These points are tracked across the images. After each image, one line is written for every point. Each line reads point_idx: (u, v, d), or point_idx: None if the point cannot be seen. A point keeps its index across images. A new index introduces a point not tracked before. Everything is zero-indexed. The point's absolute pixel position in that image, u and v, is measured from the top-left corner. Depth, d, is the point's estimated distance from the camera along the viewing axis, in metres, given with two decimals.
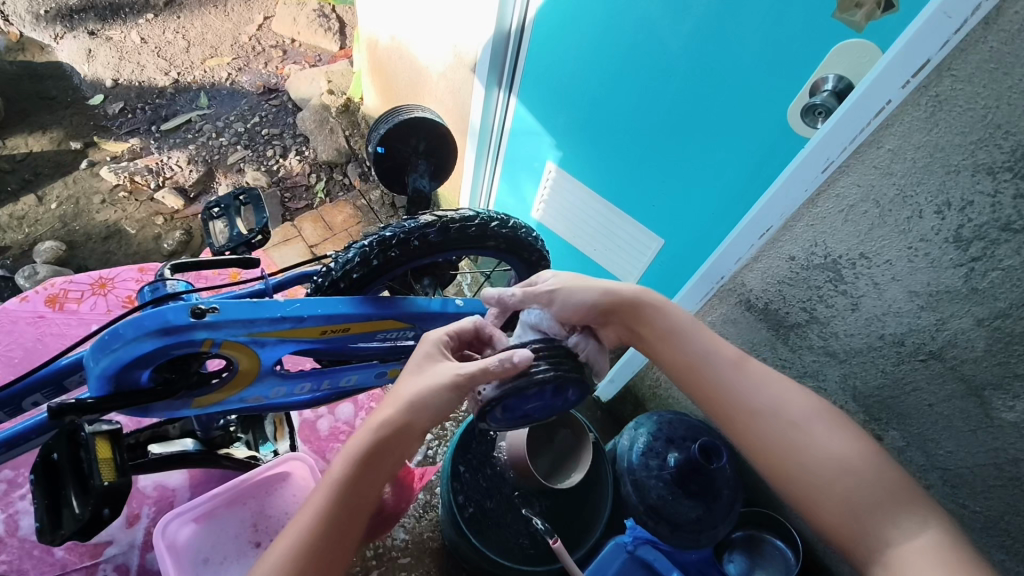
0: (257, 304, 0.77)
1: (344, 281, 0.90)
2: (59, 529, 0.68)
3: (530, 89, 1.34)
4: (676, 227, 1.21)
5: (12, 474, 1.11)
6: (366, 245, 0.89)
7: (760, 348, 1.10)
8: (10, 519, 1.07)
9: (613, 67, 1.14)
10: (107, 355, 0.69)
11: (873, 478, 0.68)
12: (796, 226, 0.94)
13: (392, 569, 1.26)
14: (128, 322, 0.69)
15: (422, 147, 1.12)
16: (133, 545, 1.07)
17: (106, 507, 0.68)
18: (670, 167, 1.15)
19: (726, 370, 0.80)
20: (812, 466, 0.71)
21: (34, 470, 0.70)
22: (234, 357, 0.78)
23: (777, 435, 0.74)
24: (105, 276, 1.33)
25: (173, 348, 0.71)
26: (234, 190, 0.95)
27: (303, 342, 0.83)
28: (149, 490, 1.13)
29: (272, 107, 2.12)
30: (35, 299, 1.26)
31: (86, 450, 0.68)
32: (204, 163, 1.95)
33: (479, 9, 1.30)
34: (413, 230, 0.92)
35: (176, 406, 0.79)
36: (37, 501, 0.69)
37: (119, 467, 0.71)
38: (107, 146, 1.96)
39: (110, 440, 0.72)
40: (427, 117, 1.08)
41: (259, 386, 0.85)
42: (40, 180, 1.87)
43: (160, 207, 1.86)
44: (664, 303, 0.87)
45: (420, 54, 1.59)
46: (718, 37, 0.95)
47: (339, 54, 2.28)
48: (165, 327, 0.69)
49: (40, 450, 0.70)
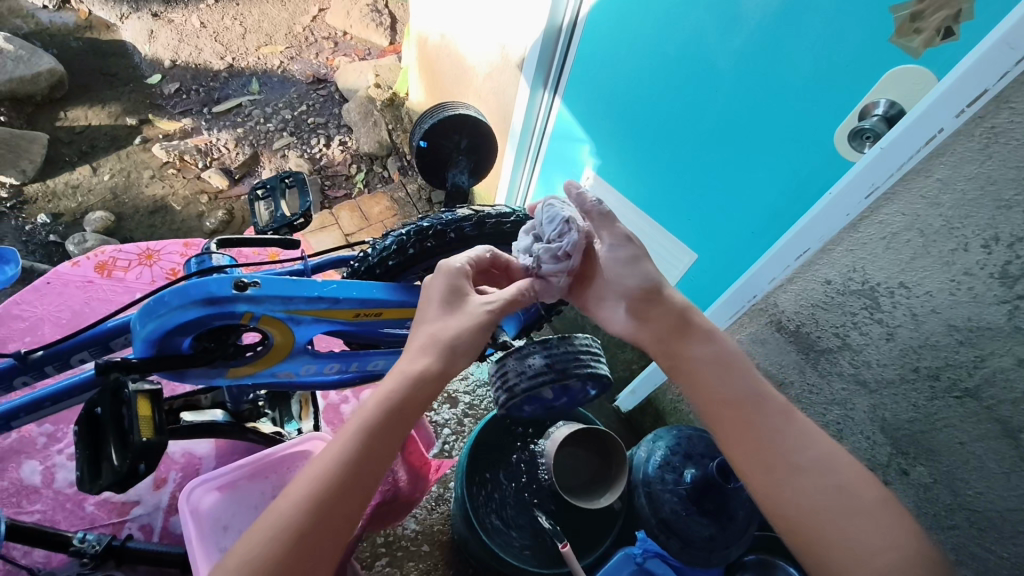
0: (296, 283, 0.79)
1: (380, 268, 0.92)
2: (98, 480, 0.72)
3: (585, 100, 1.36)
4: (709, 243, 1.21)
5: (52, 428, 1.16)
6: (403, 234, 0.92)
7: (789, 372, 1.09)
8: (46, 471, 1.12)
9: (663, 77, 1.15)
10: (154, 321, 0.72)
11: (913, 551, 0.65)
12: (835, 250, 0.93)
13: (402, 557, 1.28)
14: (175, 291, 0.71)
15: (465, 145, 1.13)
16: (158, 508, 1.11)
17: (143, 463, 0.71)
18: (712, 184, 1.14)
19: (776, 416, 0.75)
20: (869, 527, 0.66)
21: (79, 422, 0.74)
22: (270, 333, 0.80)
23: (823, 495, 0.69)
24: (151, 248, 1.37)
25: (215, 319, 0.74)
26: (280, 173, 0.98)
27: (336, 324, 0.85)
28: (177, 456, 1.17)
29: (320, 96, 2.17)
30: (87, 265, 1.32)
31: (128, 407, 0.71)
32: (250, 147, 2.01)
33: (529, 10, 1.34)
34: (451, 223, 0.94)
35: (210, 376, 0.81)
36: (80, 452, 0.73)
37: (158, 426, 0.73)
38: (160, 124, 2.03)
39: (150, 399, 0.74)
40: (472, 114, 1.09)
41: (292, 363, 0.87)
42: (96, 152, 1.95)
43: (205, 186, 1.92)
44: (715, 332, 0.84)
45: (467, 51, 1.61)
46: (768, 55, 0.95)
47: (388, 49, 2.33)
48: (209, 298, 0.72)
49: (85, 404, 0.74)
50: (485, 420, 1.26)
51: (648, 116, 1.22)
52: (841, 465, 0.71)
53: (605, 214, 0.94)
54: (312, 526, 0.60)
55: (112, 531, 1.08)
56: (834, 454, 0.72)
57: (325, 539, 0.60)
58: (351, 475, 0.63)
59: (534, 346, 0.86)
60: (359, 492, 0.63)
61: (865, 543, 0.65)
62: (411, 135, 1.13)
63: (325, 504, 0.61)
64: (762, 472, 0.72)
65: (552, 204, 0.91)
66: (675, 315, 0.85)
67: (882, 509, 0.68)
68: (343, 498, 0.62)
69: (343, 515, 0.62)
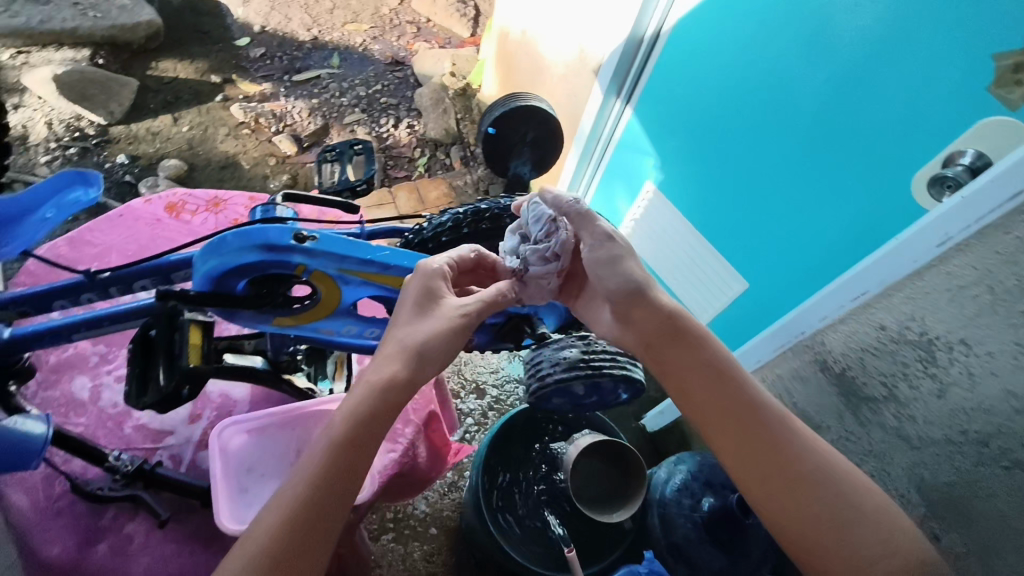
0: (352, 243, 0.81)
1: (433, 243, 0.93)
2: (143, 397, 0.77)
3: (660, 113, 1.37)
4: (764, 273, 1.19)
5: (105, 350, 1.22)
6: (460, 213, 0.94)
7: (828, 415, 1.06)
8: (93, 389, 1.17)
9: (741, 98, 1.14)
10: (216, 258, 0.75)
11: (917, 560, 0.63)
12: (894, 296, 0.91)
13: (406, 535, 1.41)
14: (238, 232, 0.74)
15: (532, 137, 1.13)
16: (189, 441, 1.16)
17: (186, 388, 0.76)
18: (775, 212, 1.12)
19: (772, 427, 0.71)
20: (871, 536, 0.64)
21: (133, 341, 0.79)
22: (320, 289, 0.83)
23: (823, 509, 0.66)
24: (219, 196, 1.40)
25: (271, 265, 0.76)
26: (350, 140, 1.01)
27: (384, 291, 0.86)
28: (214, 396, 1.21)
29: (396, 78, 2.22)
30: (157, 205, 1.38)
31: (180, 333, 0.75)
32: (322, 117, 2.08)
33: (614, 13, 1.35)
34: (509, 209, 0.97)
35: (259, 320, 0.84)
36: (132, 368, 0.79)
37: (205, 356, 0.77)
38: (242, 85, 2.12)
39: (202, 329, 0.77)
40: (542, 107, 1.10)
41: (335, 322, 0.88)
42: (179, 104, 2.04)
43: (274, 149, 1.99)
44: (705, 334, 0.77)
45: (545, 48, 1.62)
46: (854, 89, 0.93)
47: (468, 41, 2.36)
48: (269, 244, 0.75)
49: (141, 325, 0.79)
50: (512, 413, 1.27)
51: (720, 136, 1.21)
52: (843, 476, 0.68)
53: (584, 213, 0.82)
54: (312, 511, 0.62)
55: (144, 455, 1.12)
56: (837, 466, 0.69)
57: (325, 523, 0.62)
58: (337, 468, 0.64)
59: (568, 341, 0.87)
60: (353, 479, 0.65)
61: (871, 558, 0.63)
62: (481, 122, 1.14)
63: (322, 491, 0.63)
64: (761, 489, 0.68)
65: (537, 201, 0.88)
66: (661, 316, 0.77)
67: (885, 517, 0.66)
68: (344, 496, 0.64)
69: (341, 501, 0.64)
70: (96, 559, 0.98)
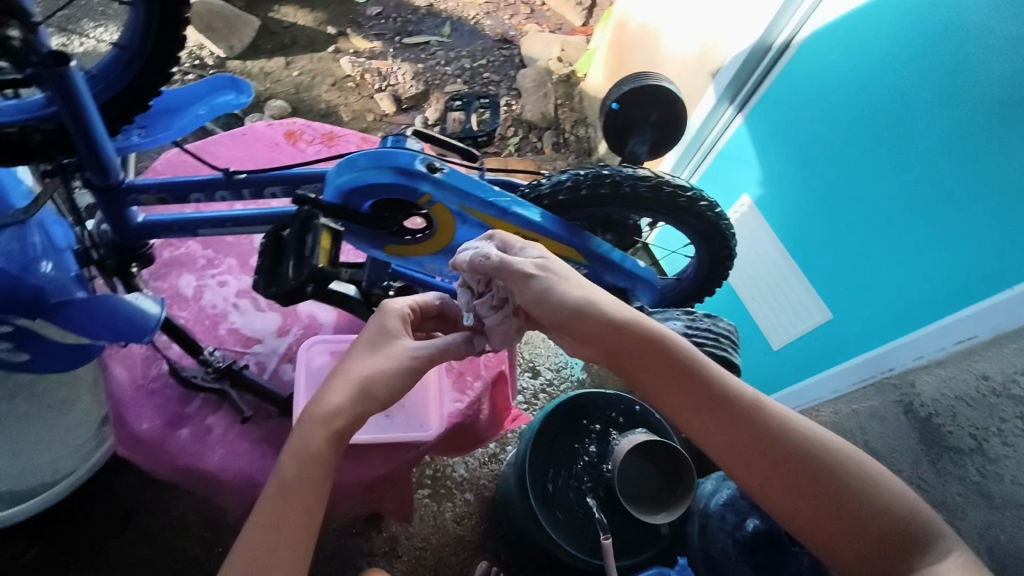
0: (475, 184, 0.91)
1: (548, 200, 0.99)
2: (272, 286, 0.92)
3: (768, 133, 1.36)
4: (854, 304, 1.17)
5: (212, 255, 1.28)
6: (581, 174, 0.98)
7: (900, 457, 1.01)
8: (198, 287, 1.25)
9: (852, 134, 1.15)
10: (352, 174, 0.88)
11: (900, 515, 0.70)
12: (1006, 347, 0.88)
13: (443, 493, 1.55)
14: (377, 154, 0.87)
15: (655, 118, 1.13)
16: (275, 353, 1.22)
17: (308, 286, 0.89)
18: (881, 246, 1.11)
19: (743, 416, 0.75)
20: (859, 501, 0.71)
21: (268, 238, 0.95)
22: (436, 222, 0.94)
23: (808, 481, 0.72)
24: (336, 132, 1.43)
25: (401, 189, 0.89)
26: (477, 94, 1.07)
27: (493, 235, 0.96)
28: (303, 316, 1.26)
29: (502, 56, 2.24)
30: (278, 129, 1.43)
31: (314, 236, 0.89)
32: (424, 83, 2.13)
33: (747, 11, 1.30)
34: (629, 178, 0.98)
35: (375, 243, 0.96)
36: (264, 261, 0.94)
37: (330, 259, 0.90)
38: (355, 40, 2.18)
39: (331, 236, 0.90)
40: (670, 87, 1.09)
41: (442, 257, 0.99)
42: (294, 49, 2.13)
43: (374, 107, 2.06)
44: (662, 333, 0.77)
45: (665, 41, 1.58)
46: (996, 134, 0.91)
47: (579, 30, 2.34)
48: (401, 169, 0.87)
49: (275, 226, 0.96)
50: (560, 401, 1.26)
51: (824, 167, 1.21)
52: (819, 450, 0.73)
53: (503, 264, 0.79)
54: (271, 540, 0.66)
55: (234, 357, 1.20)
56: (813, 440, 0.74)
57: (283, 549, 0.66)
58: (294, 492, 0.69)
59: (671, 315, 1.10)
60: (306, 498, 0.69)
61: (862, 520, 0.70)
62: (607, 97, 1.15)
63: (279, 520, 0.67)
64: (750, 469, 0.74)
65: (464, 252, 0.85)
66: (607, 330, 0.76)
67: (866, 481, 0.72)
68: (291, 525, 0.67)
69: (296, 528, 0.68)
70: (177, 441, 1.12)
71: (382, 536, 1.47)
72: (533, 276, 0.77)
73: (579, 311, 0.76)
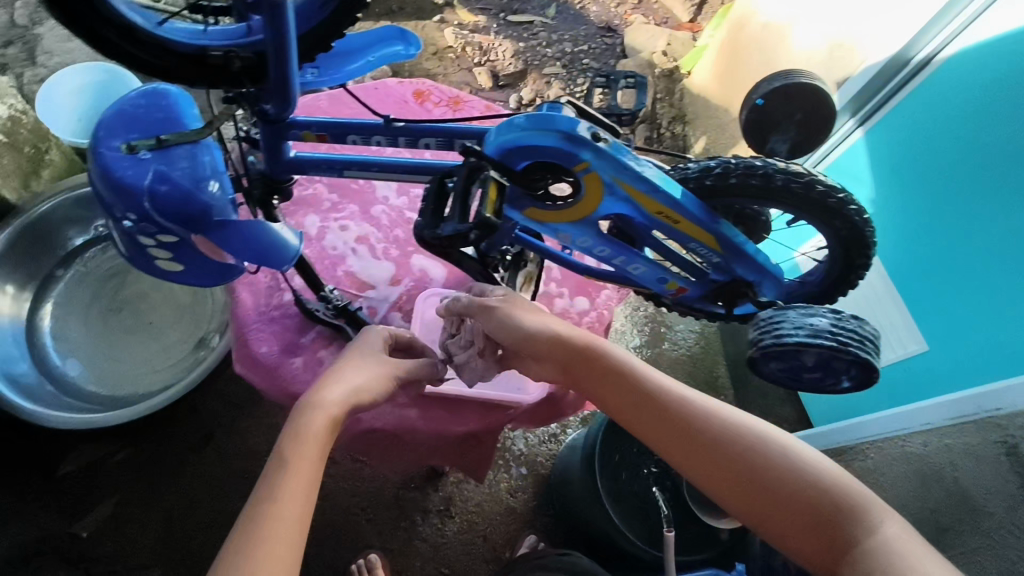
0: (632, 158, 0.90)
1: (695, 184, 0.99)
2: (435, 232, 0.90)
3: (884, 158, 1.34)
4: (971, 335, 1.16)
5: (337, 199, 1.33)
6: (732, 162, 0.97)
7: (997, 499, 0.98)
8: (321, 228, 1.30)
9: (950, 175, 1.18)
10: (516, 133, 0.87)
11: (829, 491, 0.74)
12: None
13: (502, 464, 1.58)
14: (547, 117, 0.86)
15: (800, 117, 1.13)
16: (386, 301, 1.26)
17: (475, 233, 0.86)
18: (1008, 282, 1.09)
19: (676, 410, 0.84)
20: (787, 474, 0.76)
21: (432, 186, 0.93)
22: (584, 192, 0.93)
23: (737, 462, 0.78)
24: (462, 97, 1.44)
25: (562, 154, 0.88)
26: (626, 71, 1.07)
27: (637, 211, 0.95)
28: (416, 270, 1.29)
29: (604, 43, 2.22)
30: (407, 87, 1.43)
31: (483, 186, 0.86)
32: (523, 62, 2.15)
33: (901, 17, 1.28)
34: (782, 172, 0.96)
35: (516, 204, 0.96)
36: (429, 206, 0.92)
37: (497, 210, 0.87)
38: (460, 12, 2.20)
39: (497, 188, 0.87)
40: (822, 88, 1.09)
41: (578, 227, 0.99)
42: (401, 15, 2.18)
43: (471, 80, 2.12)
44: (605, 346, 0.92)
45: (795, 38, 1.56)
46: None
47: (685, 25, 2.29)
48: (568, 134, 0.86)
49: (439, 175, 0.94)
50: None
51: (925, 204, 1.24)
52: (746, 435, 0.80)
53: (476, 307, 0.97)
54: (261, 500, 0.70)
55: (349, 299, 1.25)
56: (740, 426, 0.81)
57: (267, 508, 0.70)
58: (288, 461, 0.75)
59: (817, 310, 0.96)
60: (295, 469, 0.75)
61: (794, 490, 0.75)
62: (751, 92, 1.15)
63: (271, 483, 0.72)
64: (689, 456, 0.81)
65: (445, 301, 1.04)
66: (551, 343, 0.92)
67: (791, 455, 0.77)
68: (281, 488, 0.72)
69: (284, 489, 0.72)
70: (292, 367, 1.15)
71: (438, 495, 1.51)
72: (497, 309, 0.96)
73: (536, 330, 0.93)
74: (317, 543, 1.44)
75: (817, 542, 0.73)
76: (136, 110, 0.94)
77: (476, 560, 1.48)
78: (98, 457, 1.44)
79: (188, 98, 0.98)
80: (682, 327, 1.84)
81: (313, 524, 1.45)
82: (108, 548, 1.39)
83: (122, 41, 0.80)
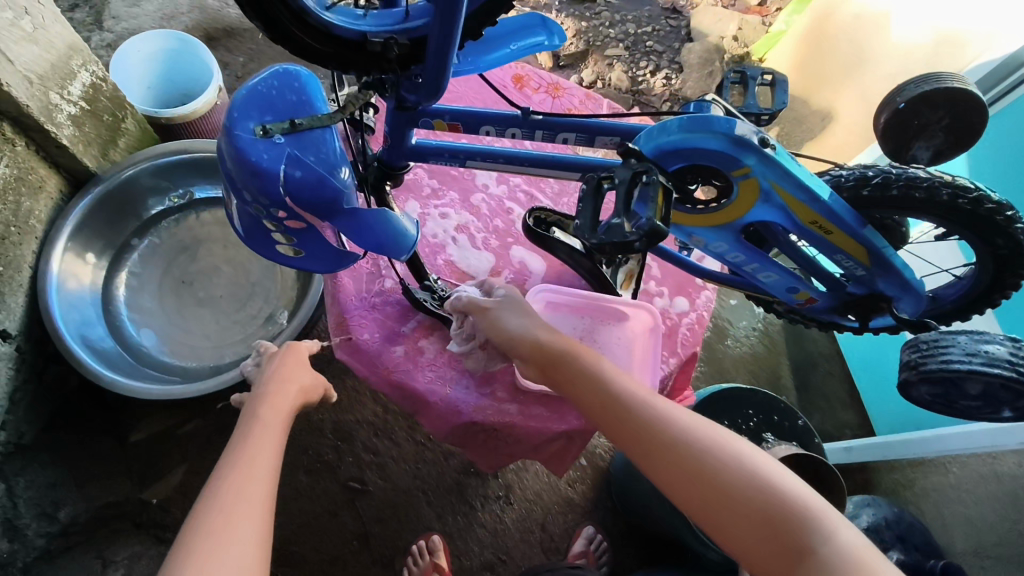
0: (798, 166, 0.87)
1: (847, 192, 0.97)
2: (592, 235, 0.80)
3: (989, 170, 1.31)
4: None
5: (437, 186, 1.34)
6: (891, 172, 0.95)
7: None
8: (422, 215, 1.30)
9: None
10: (684, 134, 0.83)
11: (784, 494, 0.67)
12: None
13: None
14: (720, 120, 0.82)
15: (944, 123, 1.10)
16: None
17: (638, 242, 0.76)
18: None
19: (636, 410, 0.80)
20: (735, 480, 0.69)
21: (584, 187, 0.83)
22: (737, 197, 0.91)
23: (689, 460, 0.72)
24: (561, 83, 1.43)
25: (729, 158, 0.84)
26: (762, 68, 1.01)
27: (788, 218, 0.93)
28: (515, 261, 1.30)
29: (669, 25, 2.16)
30: (507, 71, 1.43)
31: (651, 190, 0.77)
32: (585, 42, 2.07)
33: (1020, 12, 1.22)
34: (943, 183, 0.94)
35: None
36: (584, 208, 0.82)
37: (664, 217, 0.78)
38: None
39: (663, 194, 0.78)
40: (974, 93, 1.06)
41: (718, 232, 0.97)
42: None
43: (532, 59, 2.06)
44: (577, 350, 0.91)
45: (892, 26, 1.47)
46: None
47: (754, 8, 2.19)
48: (738, 139, 0.82)
49: (591, 175, 0.84)
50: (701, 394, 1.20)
51: None
52: (702, 436, 0.74)
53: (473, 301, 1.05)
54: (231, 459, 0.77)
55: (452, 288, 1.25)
56: (696, 428, 0.75)
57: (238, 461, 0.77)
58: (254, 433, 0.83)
59: (992, 337, 0.97)
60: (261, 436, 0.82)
61: (740, 495, 0.68)
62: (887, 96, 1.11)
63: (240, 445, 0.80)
64: (645, 460, 0.76)
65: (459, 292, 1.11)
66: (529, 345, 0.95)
67: (745, 461, 0.70)
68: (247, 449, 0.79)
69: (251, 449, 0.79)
70: (393, 356, 1.15)
71: (498, 482, 1.52)
72: (491, 308, 1.03)
73: (520, 333, 0.97)
74: (380, 523, 1.45)
75: (764, 552, 0.65)
76: (267, 91, 0.85)
77: (532, 548, 1.49)
78: (169, 425, 1.47)
79: (318, 78, 0.89)
80: (744, 323, 1.79)
81: (375, 503, 1.46)
82: (176, 515, 1.41)
83: (299, 31, 0.69)
